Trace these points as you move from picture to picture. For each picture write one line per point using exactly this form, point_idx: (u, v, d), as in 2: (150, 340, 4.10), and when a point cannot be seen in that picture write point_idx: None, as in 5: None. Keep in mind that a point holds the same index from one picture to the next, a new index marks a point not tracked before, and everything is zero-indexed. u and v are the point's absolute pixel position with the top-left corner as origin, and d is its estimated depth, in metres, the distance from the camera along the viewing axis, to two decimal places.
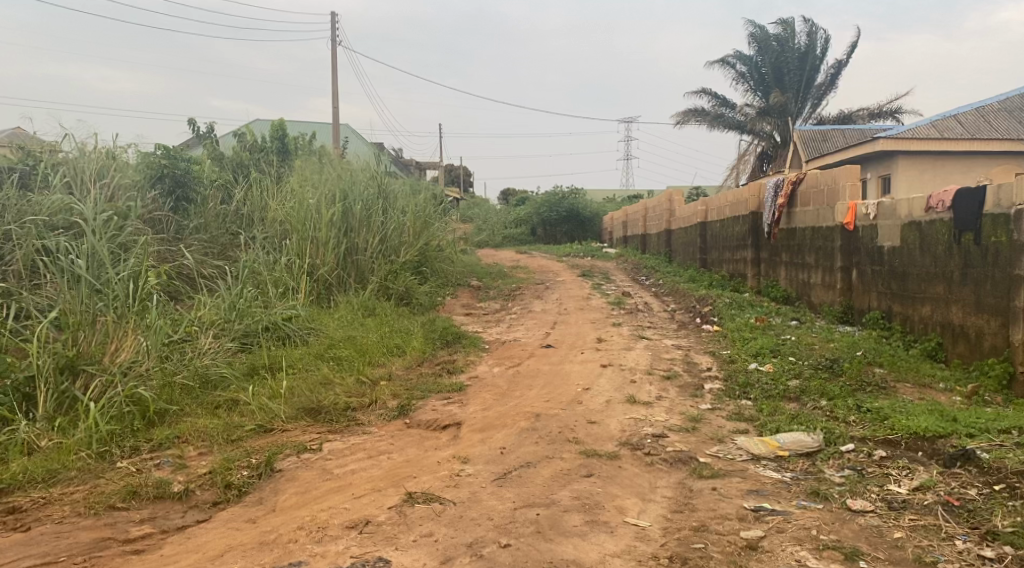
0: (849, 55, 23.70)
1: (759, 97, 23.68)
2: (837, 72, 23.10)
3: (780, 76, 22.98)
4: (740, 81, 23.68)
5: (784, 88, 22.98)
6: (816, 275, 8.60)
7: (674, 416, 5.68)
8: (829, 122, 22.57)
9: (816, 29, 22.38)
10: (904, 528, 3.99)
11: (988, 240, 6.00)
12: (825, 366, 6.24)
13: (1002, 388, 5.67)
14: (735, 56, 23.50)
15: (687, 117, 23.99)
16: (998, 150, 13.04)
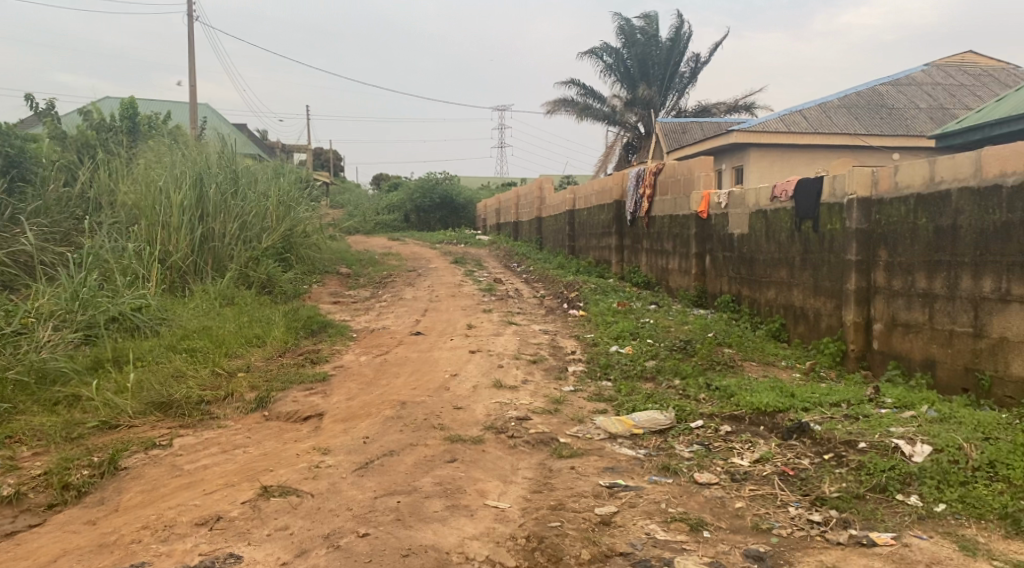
0: (712, 51, 24.80)
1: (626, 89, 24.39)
2: (699, 66, 24.14)
3: (645, 70, 23.81)
4: (608, 73, 24.29)
5: (649, 81, 23.82)
6: (673, 261, 8.99)
7: (538, 398, 5.79)
8: (690, 114, 23.59)
9: (681, 25, 23.24)
10: (744, 498, 4.25)
11: (824, 228, 6.45)
12: (679, 347, 6.54)
13: (836, 364, 6.16)
14: (602, 48, 24.07)
15: (557, 106, 24.39)
16: (839, 144, 14.00)
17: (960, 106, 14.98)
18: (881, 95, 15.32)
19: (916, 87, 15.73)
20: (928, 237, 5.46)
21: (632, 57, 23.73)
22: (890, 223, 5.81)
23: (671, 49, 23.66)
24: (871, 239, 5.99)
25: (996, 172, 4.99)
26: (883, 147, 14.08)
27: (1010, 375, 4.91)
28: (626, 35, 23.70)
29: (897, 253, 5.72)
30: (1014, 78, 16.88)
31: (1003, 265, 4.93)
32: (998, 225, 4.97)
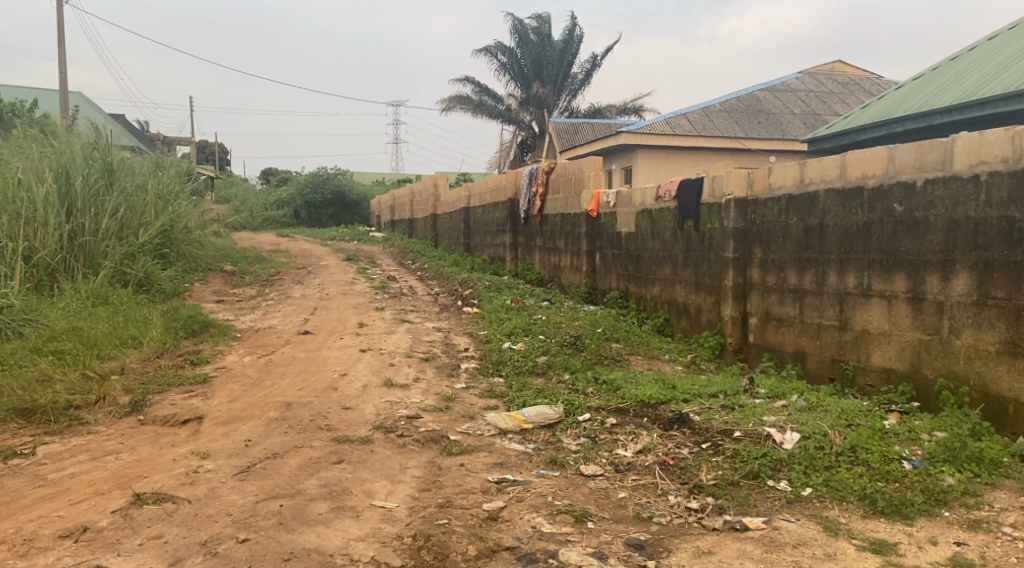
0: (605, 53, 25.31)
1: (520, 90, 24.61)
2: (592, 68, 24.63)
3: (538, 70, 24.10)
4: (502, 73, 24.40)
5: (543, 81, 24.13)
6: (565, 258, 9.16)
7: (429, 396, 5.77)
8: (583, 115, 24.06)
9: (574, 27, 23.62)
10: (627, 488, 4.37)
11: (705, 227, 6.71)
12: (570, 343, 6.65)
13: (715, 356, 6.47)
14: (496, 47, 24.18)
15: (452, 103, 24.35)
16: (722, 147, 14.59)
17: (831, 112, 15.91)
18: (759, 101, 16.08)
19: (791, 94, 16.59)
20: (798, 236, 5.79)
21: (526, 57, 23.97)
22: (764, 222, 6.12)
23: (564, 50, 24.05)
24: (748, 237, 6.30)
25: (859, 174, 5.32)
26: (761, 150, 14.78)
27: (870, 365, 5.27)
28: (520, 35, 23.87)
29: (771, 251, 6.04)
30: (878, 88, 18.09)
31: (865, 262, 5.28)
32: (861, 224, 5.31)
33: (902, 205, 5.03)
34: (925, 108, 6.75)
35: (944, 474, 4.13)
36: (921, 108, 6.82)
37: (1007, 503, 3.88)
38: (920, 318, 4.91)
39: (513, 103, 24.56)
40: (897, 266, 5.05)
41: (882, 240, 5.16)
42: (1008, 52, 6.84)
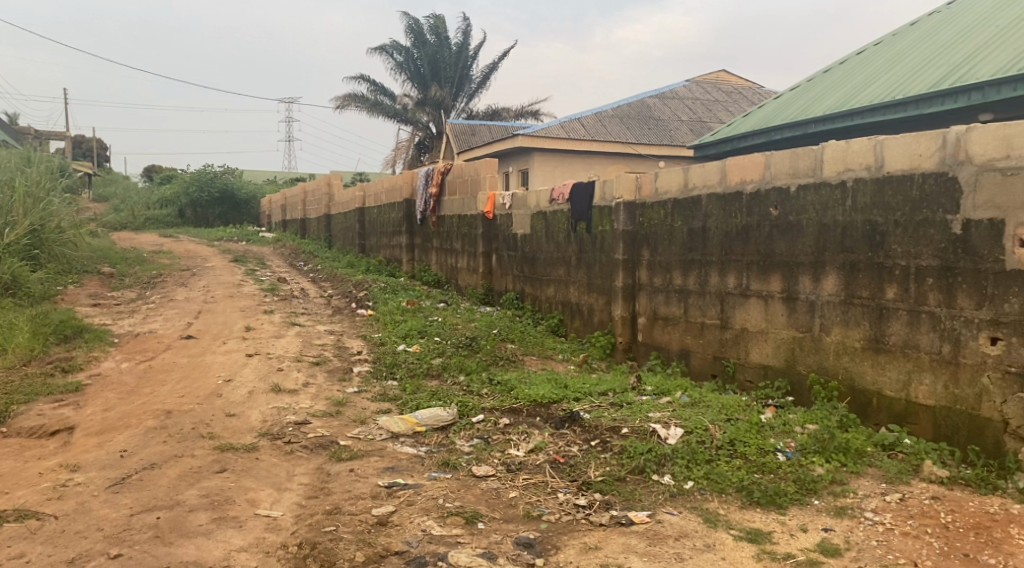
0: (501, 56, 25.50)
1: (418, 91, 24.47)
2: (489, 70, 24.76)
3: (435, 70, 24.03)
4: (397, 72, 24.18)
5: (439, 81, 24.07)
6: (462, 259, 9.17)
7: (319, 401, 5.64)
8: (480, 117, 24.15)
9: (469, 29, 23.68)
10: (518, 488, 4.39)
11: (596, 229, 6.85)
12: (465, 344, 6.66)
13: (606, 355, 6.65)
14: (391, 46, 23.93)
15: (347, 101, 23.94)
16: (615, 152, 14.94)
17: (716, 120, 16.59)
18: (649, 107, 16.57)
19: (679, 101, 17.18)
20: (683, 238, 6.00)
21: (422, 57, 23.85)
22: (651, 225, 6.31)
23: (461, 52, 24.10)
24: (636, 240, 6.49)
25: (738, 180, 5.56)
26: (651, 156, 15.24)
27: (749, 361, 5.53)
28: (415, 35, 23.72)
29: (658, 253, 6.25)
30: (759, 97, 18.98)
31: (744, 264, 5.53)
32: (740, 227, 5.55)
33: (777, 209, 5.29)
34: (800, 117, 7.12)
35: (815, 464, 4.37)
36: (796, 117, 7.19)
37: (870, 489, 4.14)
38: (793, 316, 5.19)
39: (409, 103, 24.38)
40: (772, 267, 5.32)
41: (759, 242, 5.41)
42: (872, 66, 7.30)
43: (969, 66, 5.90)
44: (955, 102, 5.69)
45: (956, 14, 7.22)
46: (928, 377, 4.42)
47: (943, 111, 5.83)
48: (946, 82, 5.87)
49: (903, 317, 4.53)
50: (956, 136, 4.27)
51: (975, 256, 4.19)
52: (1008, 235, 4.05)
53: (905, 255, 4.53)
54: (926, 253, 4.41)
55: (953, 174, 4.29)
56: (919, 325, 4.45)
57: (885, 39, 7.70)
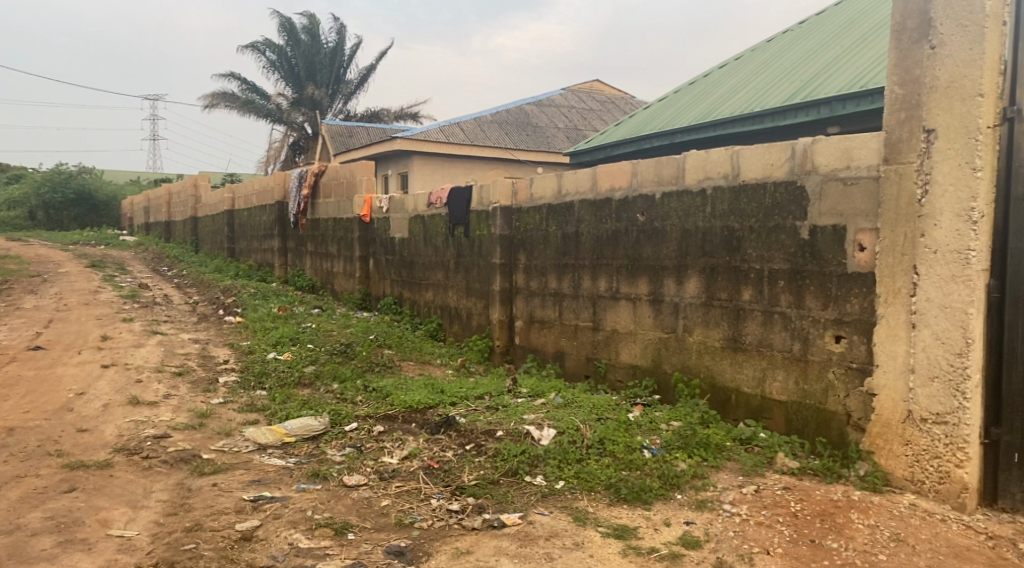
0: (378, 59, 25.25)
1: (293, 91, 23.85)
2: (366, 72, 24.46)
3: (309, 70, 23.49)
4: (270, 70, 23.46)
5: (314, 82, 23.55)
6: (337, 264, 9.00)
7: (181, 413, 5.38)
8: (358, 119, 23.82)
9: (345, 29, 23.31)
10: (390, 496, 4.31)
11: (474, 233, 6.88)
12: (339, 351, 6.53)
13: (484, 359, 6.69)
14: (263, 43, 23.21)
15: (217, 99, 23.01)
16: (494, 157, 15.07)
17: (591, 128, 17.07)
18: (527, 113, 16.82)
19: (556, 108, 17.55)
20: (557, 243, 6.12)
21: (296, 57, 23.27)
22: (527, 230, 6.41)
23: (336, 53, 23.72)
24: (512, 244, 6.56)
25: (608, 187, 5.72)
26: (529, 161, 15.49)
27: (619, 362, 5.69)
28: (288, 34, 23.11)
29: (533, 257, 6.35)
30: (632, 107, 19.68)
31: (614, 268, 5.69)
32: (610, 232, 5.72)
33: (644, 215, 5.47)
34: (669, 127, 7.41)
35: (678, 459, 4.54)
36: (665, 127, 7.48)
37: (728, 482, 4.34)
38: (660, 318, 5.39)
39: (283, 103, 23.72)
40: (640, 271, 5.50)
41: (628, 247, 5.59)
42: (734, 79, 7.69)
43: (819, 81, 6.32)
44: (807, 116, 6.07)
45: (806, 33, 7.72)
46: (781, 374, 4.69)
47: (797, 123, 6.21)
48: (800, 96, 6.25)
49: (758, 317, 4.79)
50: (803, 148, 4.55)
51: (820, 260, 4.48)
52: (849, 240, 4.34)
53: (759, 259, 4.79)
54: (778, 257, 4.68)
55: (801, 183, 4.57)
56: (772, 325, 4.72)
57: (744, 55, 8.14)
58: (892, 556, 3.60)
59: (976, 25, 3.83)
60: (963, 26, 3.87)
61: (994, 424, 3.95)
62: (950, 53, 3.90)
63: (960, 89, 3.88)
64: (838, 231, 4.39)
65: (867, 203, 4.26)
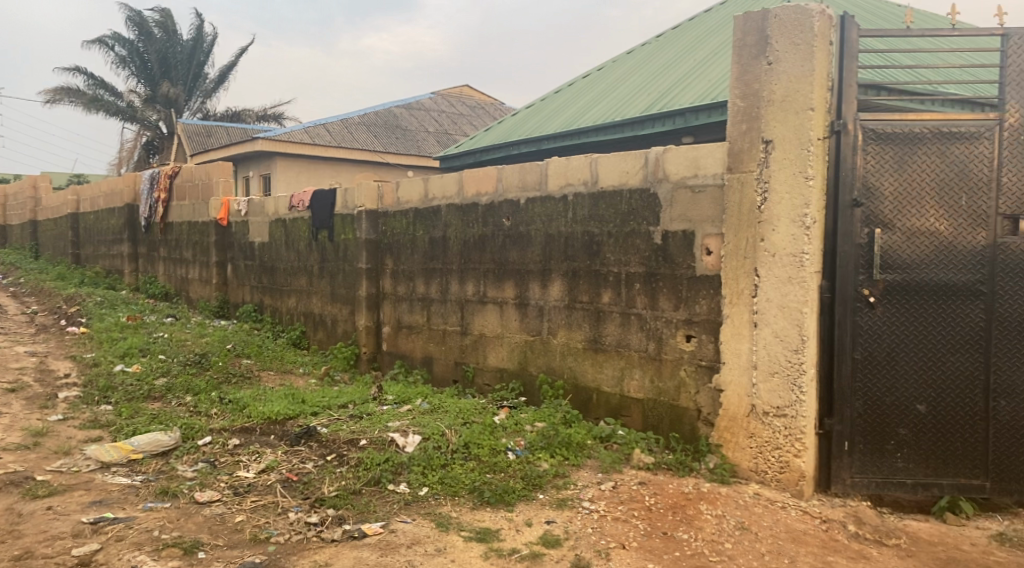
0: (240, 57, 24.41)
1: (147, 87, 22.58)
2: (227, 71, 23.56)
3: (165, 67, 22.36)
4: (121, 65, 22.16)
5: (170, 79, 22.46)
6: (194, 270, 8.61)
7: (12, 433, 4.97)
8: (219, 119, 22.92)
9: (203, 25, 22.36)
10: (245, 511, 4.15)
11: (339, 237, 6.76)
12: (194, 362, 6.25)
13: (350, 366, 6.58)
14: (113, 37, 21.89)
15: (60, 94, 21.48)
16: (361, 160, 14.85)
17: (461, 133, 17.31)
18: (396, 117, 16.90)
19: (426, 112, 17.75)
20: (424, 247, 6.11)
21: (150, 52, 22.09)
22: (394, 235, 6.36)
23: (193, 49, 22.70)
24: (379, 249, 6.50)
25: (473, 191, 5.76)
26: (398, 164, 15.53)
27: (487, 366, 5.73)
28: (140, 27, 21.91)
29: (400, 262, 6.32)
30: (501, 113, 20.09)
31: (481, 272, 5.73)
32: (476, 237, 5.75)
33: (509, 220, 5.54)
34: (536, 134, 7.53)
35: (540, 460, 4.61)
36: (532, 133, 7.59)
37: (588, 480, 4.45)
38: (525, 321, 5.47)
39: (136, 100, 22.45)
40: (506, 275, 5.57)
41: (494, 251, 5.64)
42: (599, 88, 7.92)
43: (675, 93, 6.59)
44: (663, 126, 6.31)
45: (663, 46, 8.06)
46: (638, 373, 4.86)
47: (654, 133, 6.44)
48: (656, 107, 6.49)
49: (617, 319, 4.95)
50: (656, 156, 4.75)
51: (672, 263, 4.67)
52: (698, 244, 4.55)
53: (617, 263, 4.95)
54: (634, 260, 4.86)
55: (654, 191, 4.76)
56: (630, 325, 4.88)
57: (606, 65, 8.39)
58: (737, 543, 3.79)
59: (807, 44, 4.11)
60: (795, 44, 4.14)
61: (827, 415, 4.22)
62: (785, 70, 4.18)
63: (794, 103, 4.16)
64: (688, 236, 4.59)
65: (713, 210, 4.48)
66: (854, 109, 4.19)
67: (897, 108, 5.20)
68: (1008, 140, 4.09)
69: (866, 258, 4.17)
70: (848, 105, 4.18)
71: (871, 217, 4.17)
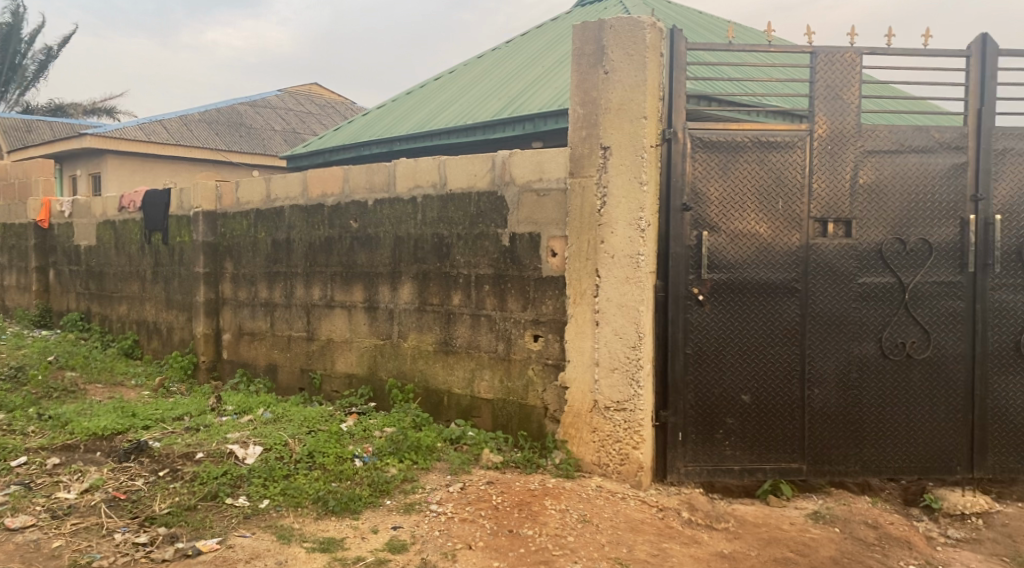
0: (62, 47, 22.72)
1: None
2: (48, 61, 21.86)
3: None
4: None
5: None
6: (9, 277, 7.94)
7: None
8: (39, 113, 21.25)
9: (20, 10, 20.62)
10: (64, 535, 3.84)
11: (174, 240, 6.45)
12: (8, 376, 5.74)
13: (188, 376, 6.27)
14: None
15: None
16: (202, 158, 14.21)
17: (309, 133, 17.09)
18: (239, 114, 16.43)
19: (271, 110, 17.43)
20: (267, 249, 5.92)
21: None
22: (234, 237, 6.14)
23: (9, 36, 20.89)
24: (218, 252, 6.24)
25: (319, 192, 5.63)
26: (243, 164, 15.07)
27: (335, 372, 5.61)
28: None
29: (241, 265, 6.09)
30: (350, 113, 19.92)
31: (327, 275, 5.62)
32: (323, 239, 5.63)
33: (356, 222, 5.45)
34: (387, 135, 7.46)
35: (388, 465, 4.55)
36: (383, 134, 7.51)
37: (436, 483, 4.43)
38: (374, 325, 5.40)
39: None
40: (354, 278, 5.48)
41: (341, 254, 5.54)
42: (449, 91, 7.96)
43: (525, 99, 6.70)
44: (513, 131, 6.40)
45: (512, 53, 8.20)
46: (488, 374, 4.91)
47: (505, 138, 6.52)
48: (506, 111, 6.58)
49: (467, 320, 4.98)
50: (502, 160, 4.82)
51: (519, 265, 4.75)
52: (543, 245, 4.66)
53: (466, 265, 4.98)
54: (482, 262, 4.90)
55: (501, 194, 4.82)
56: (480, 327, 4.92)
57: (457, 68, 8.44)
58: (579, 536, 3.89)
59: (639, 54, 4.30)
60: (629, 55, 4.33)
61: (663, 408, 4.43)
62: (620, 79, 4.35)
63: (629, 111, 4.34)
64: (534, 238, 4.69)
65: (557, 212, 4.60)
66: (684, 119, 4.42)
67: (724, 118, 5.55)
68: (817, 149, 4.43)
69: (695, 259, 4.42)
70: (678, 114, 4.40)
71: (699, 221, 4.41)
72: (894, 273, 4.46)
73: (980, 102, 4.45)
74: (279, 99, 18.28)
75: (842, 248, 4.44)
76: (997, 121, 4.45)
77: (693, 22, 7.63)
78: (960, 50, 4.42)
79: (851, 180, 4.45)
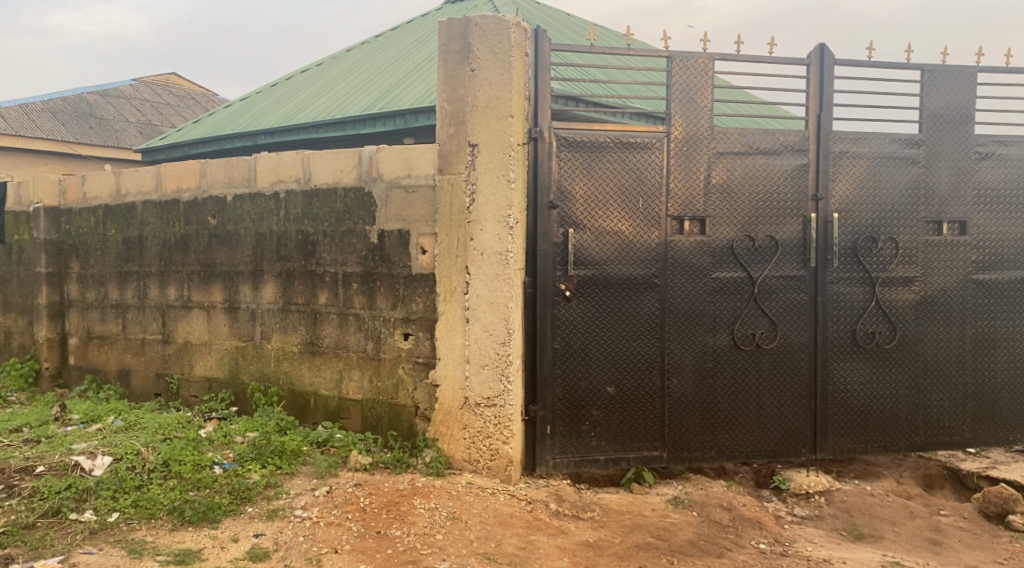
0: None
1: None
2: None
3: None
4: None
5: None
6: None
7: None
8: None
9: None
10: None
11: (12, 238, 6.08)
12: None
13: (29, 385, 5.84)
14: None
15: None
16: (45, 150, 13.23)
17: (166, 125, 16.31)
18: (88, 104, 15.41)
19: (124, 101, 16.46)
20: (117, 247, 5.63)
21: None
22: (80, 234, 5.81)
23: None
24: (62, 251, 5.91)
25: (174, 187, 5.38)
26: (92, 157, 14.12)
27: (193, 376, 5.37)
28: None
29: (89, 265, 5.77)
30: (211, 105, 19.12)
31: (184, 275, 5.38)
32: (178, 236, 5.39)
33: (215, 218, 5.24)
34: (251, 128, 7.19)
35: (250, 472, 4.38)
36: (246, 128, 7.24)
37: (301, 487, 4.30)
38: (235, 326, 5.20)
39: None
40: (213, 277, 5.27)
41: (199, 252, 5.32)
42: (317, 84, 7.77)
43: (396, 93, 6.62)
44: (383, 127, 6.31)
45: (381, 47, 8.10)
46: (356, 374, 4.82)
47: (375, 133, 6.41)
48: (376, 106, 6.48)
49: (334, 319, 4.87)
50: (369, 155, 4.75)
51: (388, 263, 4.69)
52: (412, 243, 4.62)
53: (333, 263, 4.87)
54: (350, 260, 4.81)
55: (369, 190, 4.75)
56: (348, 326, 4.83)
57: (325, 61, 8.25)
58: (448, 533, 3.87)
59: (504, 53, 4.35)
60: (494, 53, 4.36)
61: (532, 402, 4.49)
62: (486, 77, 4.37)
63: (496, 109, 4.37)
64: (403, 235, 4.64)
65: (426, 209, 4.57)
66: (549, 118, 4.49)
67: (591, 119, 5.69)
68: (673, 150, 4.62)
69: (561, 256, 4.50)
70: (544, 113, 4.47)
71: (565, 218, 4.50)
72: (744, 268, 4.72)
73: (819, 108, 4.77)
74: (134, 89, 17.31)
75: (697, 245, 4.65)
76: (834, 126, 4.79)
77: (561, 24, 7.79)
78: (802, 59, 4.72)
79: (704, 180, 4.66)
